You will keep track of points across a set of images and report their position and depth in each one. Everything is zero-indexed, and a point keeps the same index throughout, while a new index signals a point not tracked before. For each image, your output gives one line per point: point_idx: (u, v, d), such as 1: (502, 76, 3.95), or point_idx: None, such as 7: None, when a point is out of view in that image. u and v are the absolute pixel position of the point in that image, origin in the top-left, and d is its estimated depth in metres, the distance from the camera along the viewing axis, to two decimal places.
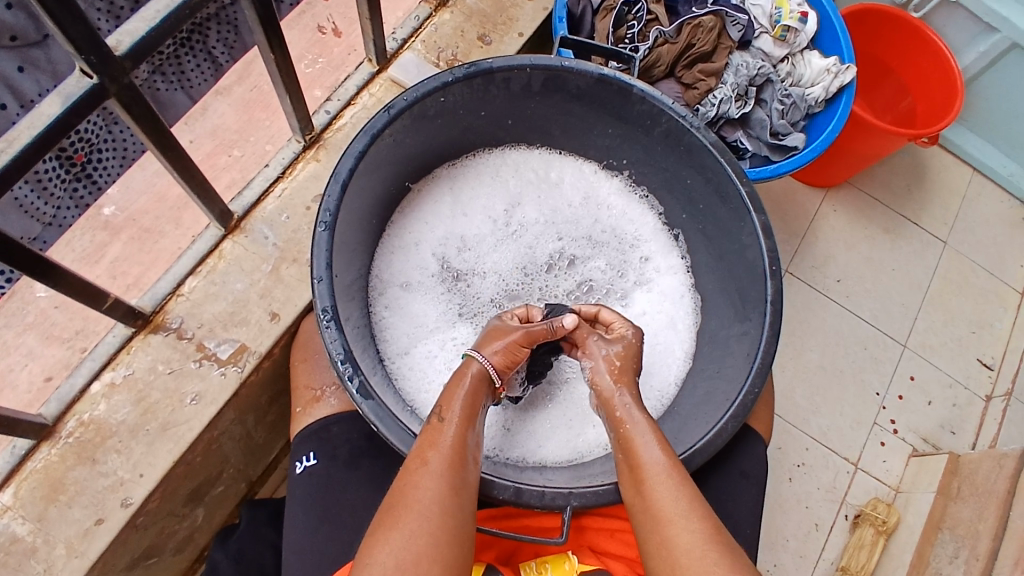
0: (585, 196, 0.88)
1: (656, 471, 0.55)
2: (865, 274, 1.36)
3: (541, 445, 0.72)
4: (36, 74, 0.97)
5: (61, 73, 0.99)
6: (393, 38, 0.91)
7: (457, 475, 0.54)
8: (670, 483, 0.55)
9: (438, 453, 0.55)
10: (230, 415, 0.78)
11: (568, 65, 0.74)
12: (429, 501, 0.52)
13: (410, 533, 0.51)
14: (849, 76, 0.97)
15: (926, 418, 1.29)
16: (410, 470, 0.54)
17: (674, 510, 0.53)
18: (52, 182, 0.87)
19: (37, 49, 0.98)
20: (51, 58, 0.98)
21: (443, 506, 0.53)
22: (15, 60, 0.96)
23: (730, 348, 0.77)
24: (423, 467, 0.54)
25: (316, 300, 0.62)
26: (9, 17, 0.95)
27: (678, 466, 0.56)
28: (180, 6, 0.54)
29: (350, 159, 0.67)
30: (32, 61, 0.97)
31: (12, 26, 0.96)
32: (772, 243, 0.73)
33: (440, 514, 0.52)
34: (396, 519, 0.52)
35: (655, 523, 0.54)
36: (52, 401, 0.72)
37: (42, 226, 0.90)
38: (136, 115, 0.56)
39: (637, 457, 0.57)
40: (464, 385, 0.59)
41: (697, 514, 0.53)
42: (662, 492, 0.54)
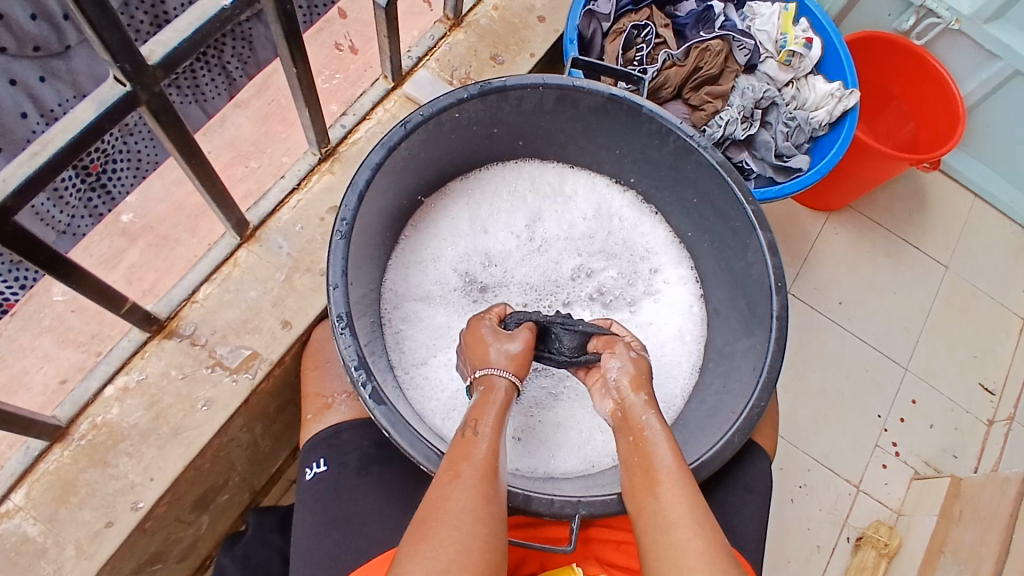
0: (604, 213, 0.89)
1: (670, 475, 0.55)
2: (867, 296, 1.37)
3: (546, 455, 0.73)
4: (56, 84, 1.07)
5: (81, 84, 1.09)
6: (408, 56, 0.93)
7: (484, 483, 0.54)
8: (682, 487, 0.55)
9: (470, 464, 0.54)
10: (240, 421, 0.79)
11: (579, 84, 0.76)
12: (459, 510, 0.51)
13: (441, 541, 0.50)
14: (853, 101, 0.99)
15: (928, 440, 1.29)
16: (442, 482, 0.54)
17: (685, 515, 0.53)
18: (69, 191, 0.98)
19: (59, 60, 1.06)
20: (71, 68, 1.08)
21: (476, 515, 0.52)
22: (36, 69, 1.05)
23: (735, 364, 0.78)
24: (452, 480, 0.53)
25: (332, 306, 0.64)
26: (33, 28, 1.02)
27: (690, 473, 0.56)
28: (212, 19, 0.56)
29: (367, 170, 0.69)
30: (53, 70, 1.06)
31: (36, 38, 1.03)
32: (777, 261, 0.74)
33: (471, 522, 0.51)
34: (429, 531, 0.50)
35: (667, 526, 0.53)
36: (66, 403, 0.73)
37: (58, 235, 1.01)
38: (163, 122, 0.58)
39: (652, 459, 0.56)
40: (495, 403, 0.60)
41: (709, 522, 0.53)
42: (673, 493, 0.54)
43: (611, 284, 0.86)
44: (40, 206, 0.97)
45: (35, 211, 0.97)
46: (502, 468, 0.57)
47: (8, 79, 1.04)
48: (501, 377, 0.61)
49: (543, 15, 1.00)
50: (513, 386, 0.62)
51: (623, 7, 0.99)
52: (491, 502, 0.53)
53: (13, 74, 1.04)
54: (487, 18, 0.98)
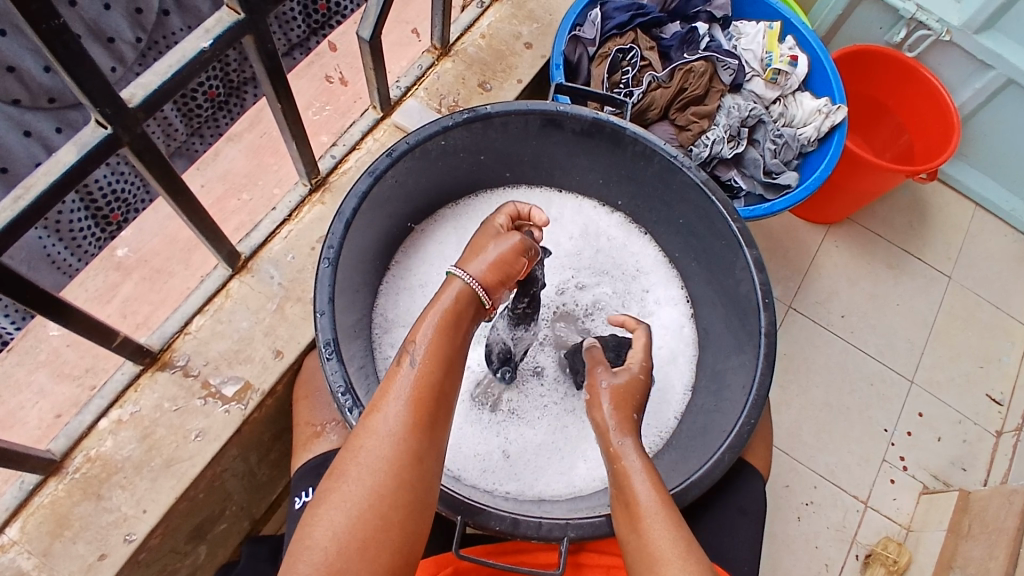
0: (590, 233, 0.92)
1: (650, 509, 0.52)
2: (870, 309, 1.37)
3: (529, 472, 0.76)
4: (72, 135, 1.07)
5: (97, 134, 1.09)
6: (396, 86, 0.95)
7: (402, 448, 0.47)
8: (666, 520, 0.52)
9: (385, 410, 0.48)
10: (233, 451, 0.80)
11: (564, 109, 0.78)
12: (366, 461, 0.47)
13: (341, 498, 0.46)
14: (841, 116, 0.98)
15: (935, 454, 1.27)
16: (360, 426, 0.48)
17: (669, 549, 0.50)
18: (87, 239, 1.05)
19: (75, 111, 1.06)
20: (85, 118, 1.08)
21: (382, 469, 0.46)
22: (53, 121, 1.04)
23: (727, 381, 0.78)
24: (361, 437, 0.48)
25: (318, 334, 0.65)
26: (48, 81, 1.00)
27: (672, 503, 0.53)
28: (192, 61, 0.56)
29: (354, 200, 0.70)
30: (70, 122, 1.06)
31: (51, 90, 1.01)
32: (764, 277, 0.75)
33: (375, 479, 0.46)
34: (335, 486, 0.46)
35: (649, 562, 0.50)
36: (60, 437, 0.73)
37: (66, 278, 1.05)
38: (147, 161, 0.59)
39: (631, 494, 0.53)
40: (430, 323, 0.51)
41: (694, 555, 0.50)
42: (656, 529, 0.51)
43: (588, 307, 0.88)
44: (52, 249, 1.01)
45: (48, 254, 1.01)
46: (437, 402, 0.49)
47: (23, 130, 1.02)
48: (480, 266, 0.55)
49: (529, 42, 1.02)
50: (474, 291, 0.54)
51: (608, 31, 1.00)
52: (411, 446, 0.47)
53: (28, 125, 1.02)
54: (474, 46, 0.99)
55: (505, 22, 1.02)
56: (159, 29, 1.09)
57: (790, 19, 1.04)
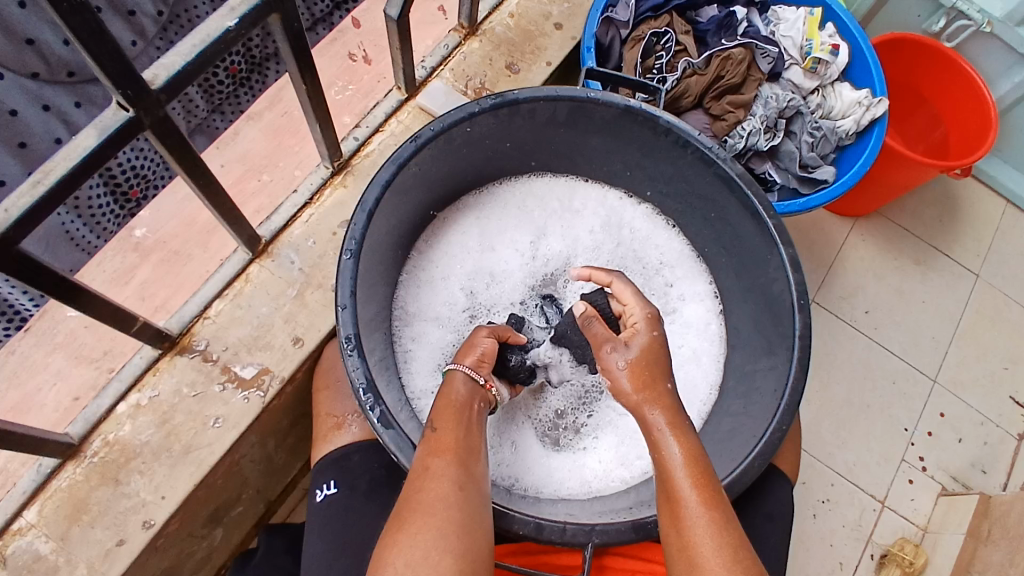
0: (613, 225, 0.90)
1: (693, 509, 0.51)
2: (895, 306, 1.34)
3: (538, 466, 0.75)
4: (91, 111, 1.06)
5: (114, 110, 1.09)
6: (422, 66, 0.92)
7: (459, 474, 0.55)
8: (708, 511, 0.51)
9: (442, 458, 0.55)
10: (252, 438, 0.79)
11: (594, 95, 0.76)
12: (435, 500, 0.53)
13: (418, 531, 0.52)
14: (882, 109, 0.95)
15: (956, 454, 1.25)
16: (415, 478, 0.55)
17: (712, 558, 0.50)
18: (106, 216, 1.03)
19: (95, 86, 1.06)
20: (106, 94, 1.07)
21: (451, 505, 0.53)
22: (72, 95, 1.04)
23: (757, 384, 0.76)
24: (425, 473, 0.54)
25: (340, 327, 0.64)
26: (67, 54, 1.01)
27: (717, 501, 0.52)
28: (216, 40, 0.54)
29: (377, 189, 0.69)
30: (88, 97, 1.05)
31: (70, 63, 1.03)
32: (800, 277, 0.72)
33: (447, 513, 0.53)
34: (409, 519, 0.52)
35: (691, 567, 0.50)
36: (79, 420, 0.73)
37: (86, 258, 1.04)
38: (168, 145, 0.56)
39: (674, 488, 0.52)
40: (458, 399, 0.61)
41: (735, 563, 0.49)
42: (699, 532, 0.50)
43: None
44: (70, 225, 1.00)
45: (66, 231, 1.00)
46: (480, 456, 0.58)
47: (42, 104, 1.03)
48: (461, 373, 0.62)
49: (559, 23, 0.98)
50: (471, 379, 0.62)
51: (642, 13, 0.96)
52: (468, 493, 0.54)
53: (46, 99, 1.03)
54: (502, 26, 0.96)
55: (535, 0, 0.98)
56: (180, 4, 1.07)
57: (832, 5, 0.99)
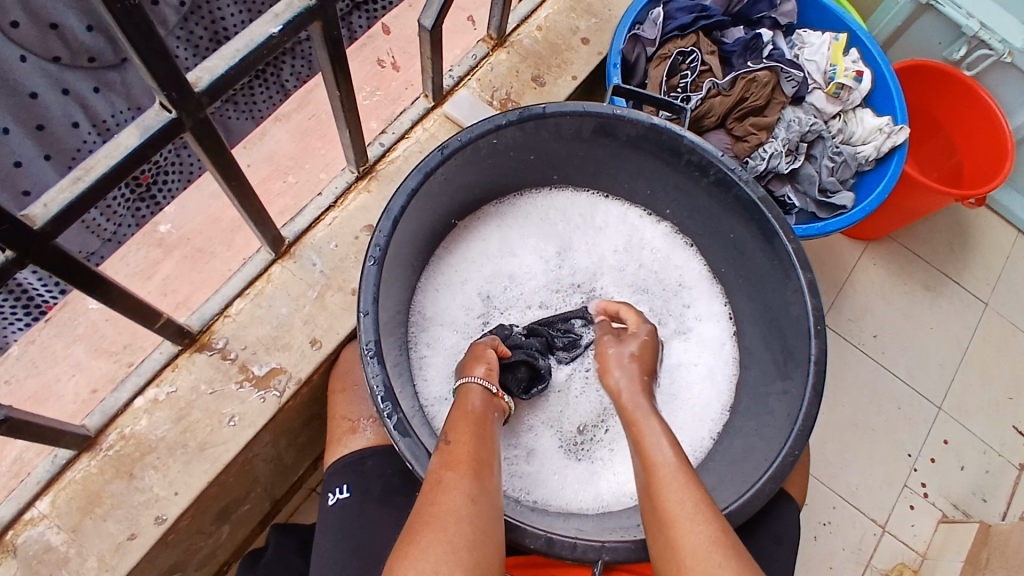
0: (633, 244, 0.91)
1: (670, 471, 0.51)
2: (903, 331, 1.34)
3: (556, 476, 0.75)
4: (109, 96, 1.07)
5: (135, 97, 1.08)
6: (449, 75, 0.92)
7: (471, 487, 0.53)
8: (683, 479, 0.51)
9: (454, 471, 0.54)
10: (266, 437, 0.79)
11: (620, 112, 0.76)
12: (446, 512, 0.51)
13: (428, 544, 0.48)
14: (903, 137, 0.95)
15: (958, 482, 1.25)
16: (428, 490, 0.53)
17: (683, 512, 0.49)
18: (118, 203, 1.07)
19: (114, 72, 1.06)
20: (125, 80, 1.07)
21: (462, 517, 0.51)
22: (92, 80, 1.04)
23: (770, 407, 0.77)
24: (437, 484, 0.53)
25: (361, 333, 0.65)
26: (88, 40, 1.01)
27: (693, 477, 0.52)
28: (260, 45, 0.54)
29: (402, 197, 0.70)
30: (108, 83, 1.06)
31: (91, 49, 1.02)
32: (817, 302, 0.73)
33: (458, 525, 0.50)
34: (417, 532, 0.50)
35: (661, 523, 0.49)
36: (96, 412, 0.73)
37: (102, 241, 1.09)
38: (205, 147, 0.57)
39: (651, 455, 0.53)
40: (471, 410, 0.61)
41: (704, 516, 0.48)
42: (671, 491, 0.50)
43: None
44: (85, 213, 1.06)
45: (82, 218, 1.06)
46: (495, 472, 0.56)
47: (61, 88, 1.03)
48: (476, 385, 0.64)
49: (586, 37, 0.99)
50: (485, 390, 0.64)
51: (669, 32, 0.97)
52: (480, 504, 0.52)
53: (66, 83, 1.03)
54: (530, 38, 0.97)
55: (563, 14, 0.99)
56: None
57: (857, 31, 1.00)
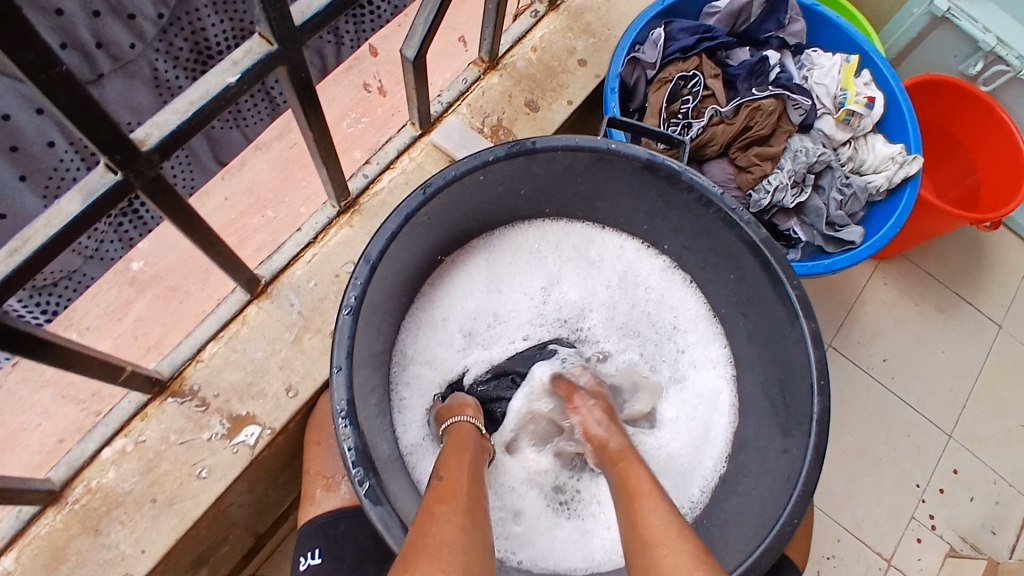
0: (629, 280, 0.87)
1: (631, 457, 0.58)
2: (913, 356, 1.29)
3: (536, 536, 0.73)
4: (86, 113, 1.01)
5: (113, 113, 1.03)
6: (438, 100, 0.88)
7: (465, 519, 0.48)
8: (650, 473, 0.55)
9: (449, 505, 0.50)
10: (241, 486, 0.76)
11: (614, 147, 0.71)
12: (442, 543, 0.45)
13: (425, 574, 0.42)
14: (916, 167, 0.90)
15: (967, 514, 1.21)
16: (419, 526, 0.48)
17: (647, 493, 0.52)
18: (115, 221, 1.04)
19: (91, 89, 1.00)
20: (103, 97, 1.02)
21: (458, 548, 0.45)
22: None
23: (771, 463, 0.72)
24: (431, 519, 0.48)
25: (334, 392, 0.61)
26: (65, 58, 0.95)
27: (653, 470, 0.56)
28: (216, 96, 0.50)
29: (382, 241, 0.66)
30: None
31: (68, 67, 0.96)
32: (820, 354, 0.68)
33: (457, 556, 0.44)
34: (412, 565, 0.43)
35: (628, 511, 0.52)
36: (63, 463, 0.70)
37: (84, 259, 1.05)
38: (161, 203, 0.53)
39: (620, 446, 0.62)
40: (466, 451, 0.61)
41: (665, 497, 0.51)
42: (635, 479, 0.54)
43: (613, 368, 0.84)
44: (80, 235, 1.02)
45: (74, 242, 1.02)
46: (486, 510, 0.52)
47: (35, 107, 0.97)
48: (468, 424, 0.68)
49: (583, 59, 0.94)
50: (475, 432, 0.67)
51: (670, 54, 0.91)
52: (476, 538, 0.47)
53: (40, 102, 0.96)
54: (525, 60, 0.92)
55: (560, 34, 0.94)
56: (182, 5, 1.00)
57: (869, 52, 0.95)
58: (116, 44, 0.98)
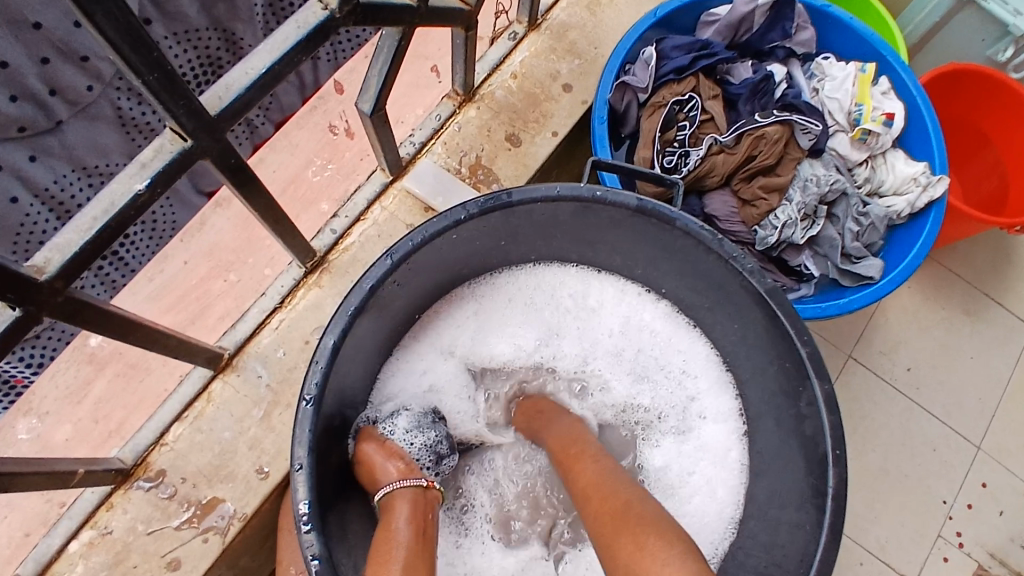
0: (632, 326, 0.79)
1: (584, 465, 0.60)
2: (937, 364, 1.18)
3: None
4: (49, 162, 0.94)
5: (78, 158, 0.96)
6: (410, 141, 0.82)
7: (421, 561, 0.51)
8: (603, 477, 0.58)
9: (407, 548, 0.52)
10: (218, 571, 0.72)
11: (600, 194, 0.62)
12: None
13: None
14: (941, 190, 0.82)
15: (997, 531, 1.11)
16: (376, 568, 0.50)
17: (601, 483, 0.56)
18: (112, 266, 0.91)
19: (51, 137, 0.93)
20: (64, 143, 0.95)
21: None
22: (26, 149, 0.91)
23: (781, 535, 0.65)
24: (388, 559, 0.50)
25: (297, 493, 0.53)
26: (14, 110, 0.87)
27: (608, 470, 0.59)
28: (125, 207, 0.45)
29: (343, 318, 0.57)
30: (45, 148, 0.93)
31: (20, 119, 0.88)
32: (835, 420, 0.58)
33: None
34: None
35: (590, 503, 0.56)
36: (29, 560, 0.67)
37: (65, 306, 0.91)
38: (82, 321, 0.48)
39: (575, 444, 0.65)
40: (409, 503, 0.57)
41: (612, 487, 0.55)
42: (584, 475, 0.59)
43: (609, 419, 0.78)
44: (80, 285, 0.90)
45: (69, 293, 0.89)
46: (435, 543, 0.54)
47: None
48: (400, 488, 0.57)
49: (568, 83, 0.86)
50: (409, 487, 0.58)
51: (664, 75, 0.83)
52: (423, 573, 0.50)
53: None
54: (504, 89, 0.84)
55: (541, 57, 0.86)
56: None
57: (888, 58, 0.86)
58: (72, 89, 0.90)
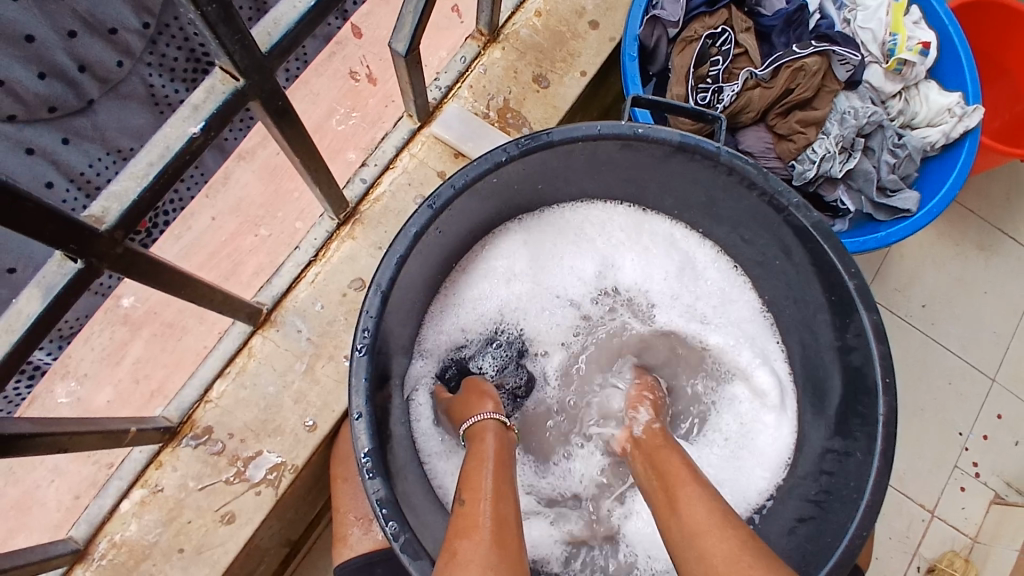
0: (685, 272, 0.75)
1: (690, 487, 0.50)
2: (956, 298, 1.10)
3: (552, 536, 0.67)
4: (82, 144, 0.95)
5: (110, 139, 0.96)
6: (435, 85, 0.79)
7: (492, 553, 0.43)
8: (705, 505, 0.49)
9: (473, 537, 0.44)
10: (271, 524, 0.72)
11: (643, 131, 0.58)
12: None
13: None
14: (976, 119, 0.81)
15: (1016, 461, 1.04)
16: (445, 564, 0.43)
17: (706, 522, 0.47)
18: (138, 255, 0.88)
19: (81, 117, 0.95)
20: (97, 125, 0.95)
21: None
22: (58, 131, 0.94)
23: (829, 467, 0.64)
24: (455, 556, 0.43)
25: (357, 445, 0.52)
26: (45, 89, 0.92)
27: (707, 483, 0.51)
28: (178, 153, 0.45)
29: (389, 269, 0.55)
30: (77, 130, 0.95)
31: (50, 98, 0.92)
32: (885, 349, 0.57)
33: None
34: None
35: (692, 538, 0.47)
36: (82, 521, 0.67)
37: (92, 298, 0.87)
38: (139, 273, 0.48)
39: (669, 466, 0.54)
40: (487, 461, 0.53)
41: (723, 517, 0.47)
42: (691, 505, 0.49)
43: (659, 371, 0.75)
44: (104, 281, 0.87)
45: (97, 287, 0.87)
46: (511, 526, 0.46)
47: (24, 147, 0.92)
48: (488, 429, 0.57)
49: (595, 19, 0.83)
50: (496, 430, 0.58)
51: (694, 8, 0.81)
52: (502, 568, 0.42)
53: (29, 141, 0.92)
54: (528, 27, 0.81)
55: None
56: (167, 9, 0.95)
57: None
58: (101, 65, 0.93)
